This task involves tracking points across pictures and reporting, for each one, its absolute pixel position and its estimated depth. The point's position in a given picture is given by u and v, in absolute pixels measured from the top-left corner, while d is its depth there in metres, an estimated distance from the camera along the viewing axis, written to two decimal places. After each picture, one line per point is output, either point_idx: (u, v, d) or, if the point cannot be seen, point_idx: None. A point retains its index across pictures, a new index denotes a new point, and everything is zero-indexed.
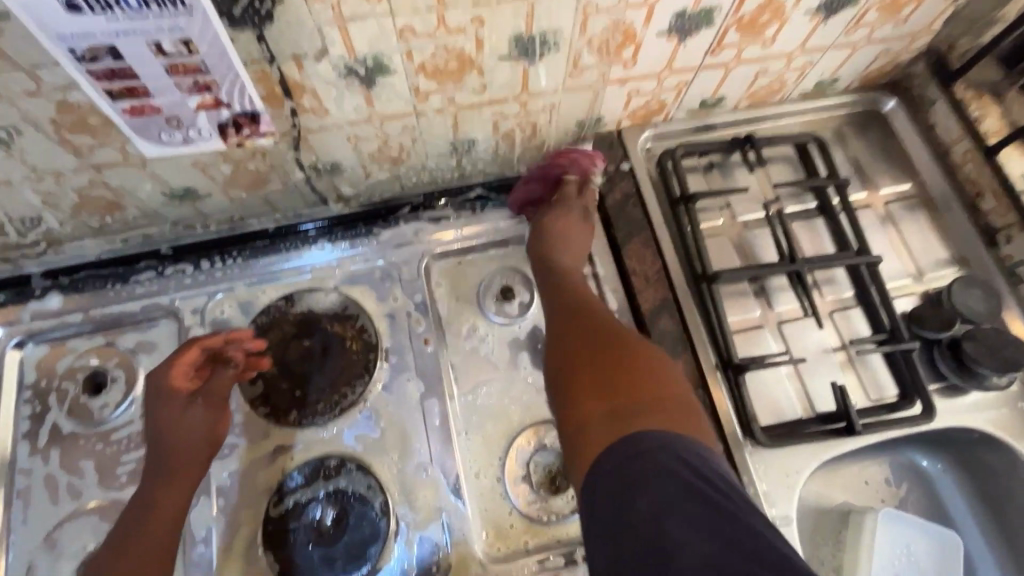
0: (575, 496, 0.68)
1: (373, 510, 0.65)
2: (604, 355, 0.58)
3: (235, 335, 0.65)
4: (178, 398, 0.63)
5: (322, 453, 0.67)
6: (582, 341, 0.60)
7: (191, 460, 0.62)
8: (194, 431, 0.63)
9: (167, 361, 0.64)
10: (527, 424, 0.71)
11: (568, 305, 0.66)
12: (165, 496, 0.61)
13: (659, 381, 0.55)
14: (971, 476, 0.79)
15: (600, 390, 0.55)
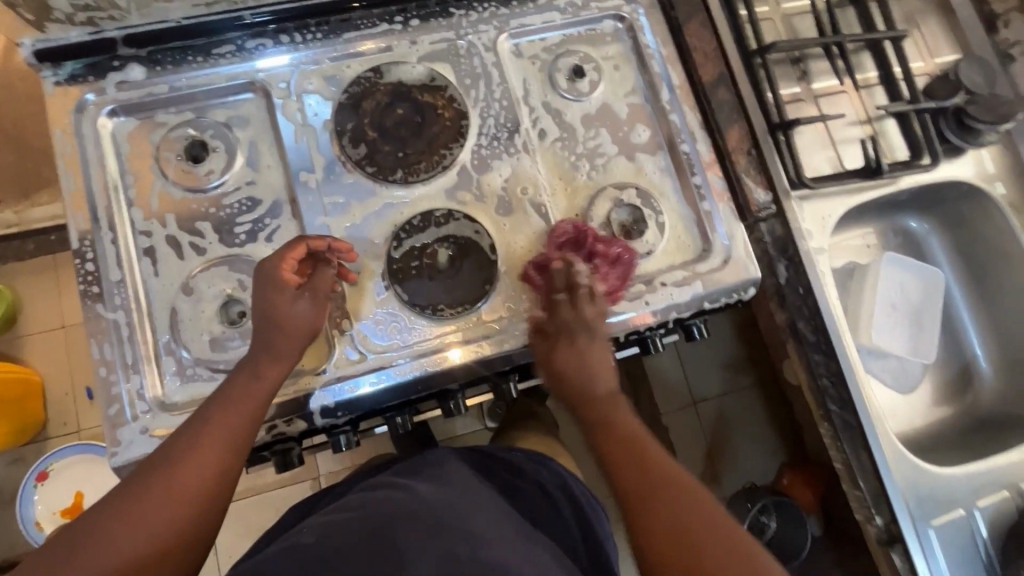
0: (650, 241, 0.79)
1: (482, 252, 0.73)
2: (672, 516, 0.56)
3: (340, 244, 0.68)
4: (288, 290, 0.65)
5: (430, 207, 0.74)
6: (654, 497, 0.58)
7: (291, 347, 0.64)
8: (300, 323, 0.65)
9: (278, 252, 0.66)
10: (605, 184, 0.80)
11: (618, 435, 0.65)
12: (262, 383, 0.63)
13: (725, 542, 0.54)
14: (949, 228, 0.95)
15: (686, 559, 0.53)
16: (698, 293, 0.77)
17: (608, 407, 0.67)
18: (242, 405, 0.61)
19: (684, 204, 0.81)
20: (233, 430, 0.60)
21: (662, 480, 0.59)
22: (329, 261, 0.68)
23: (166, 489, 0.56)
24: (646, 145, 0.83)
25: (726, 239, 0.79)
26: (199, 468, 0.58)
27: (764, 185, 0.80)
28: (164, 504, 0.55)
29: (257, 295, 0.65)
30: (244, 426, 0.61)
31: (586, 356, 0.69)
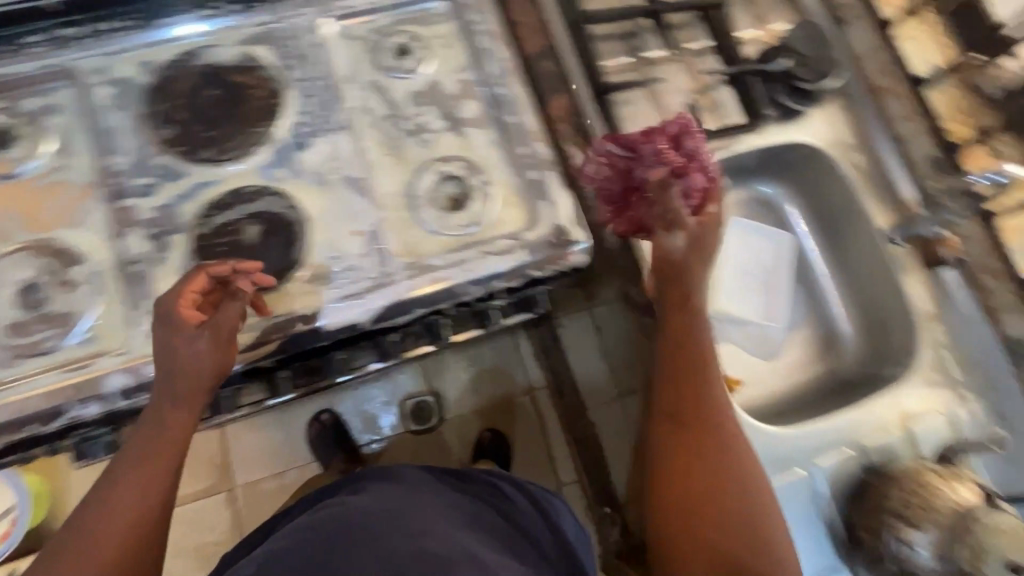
0: (475, 212, 0.79)
1: (293, 225, 0.73)
2: (702, 479, 0.61)
3: (241, 264, 0.65)
4: (189, 327, 0.61)
5: (241, 184, 0.74)
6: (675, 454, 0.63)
7: (191, 390, 0.63)
8: (197, 362, 0.62)
9: (173, 288, 0.63)
10: (431, 157, 0.81)
11: (686, 386, 0.64)
12: (175, 425, 0.63)
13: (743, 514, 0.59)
14: (804, 191, 0.94)
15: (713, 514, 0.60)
16: (523, 259, 0.77)
17: (691, 295, 0.65)
18: (158, 444, 0.62)
19: (513, 174, 0.81)
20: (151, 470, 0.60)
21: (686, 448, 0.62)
22: (236, 293, 0.64)
23: (118, 518, 0.58)
24: (477, 119, 0.83)
25: (553, 207, 0.79)
26: (115, 516, 0.58)
27: (589, 152, 0.80)
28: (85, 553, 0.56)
29: (159, 331, 0.62)
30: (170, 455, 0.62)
31: (716, 244, 0.65)
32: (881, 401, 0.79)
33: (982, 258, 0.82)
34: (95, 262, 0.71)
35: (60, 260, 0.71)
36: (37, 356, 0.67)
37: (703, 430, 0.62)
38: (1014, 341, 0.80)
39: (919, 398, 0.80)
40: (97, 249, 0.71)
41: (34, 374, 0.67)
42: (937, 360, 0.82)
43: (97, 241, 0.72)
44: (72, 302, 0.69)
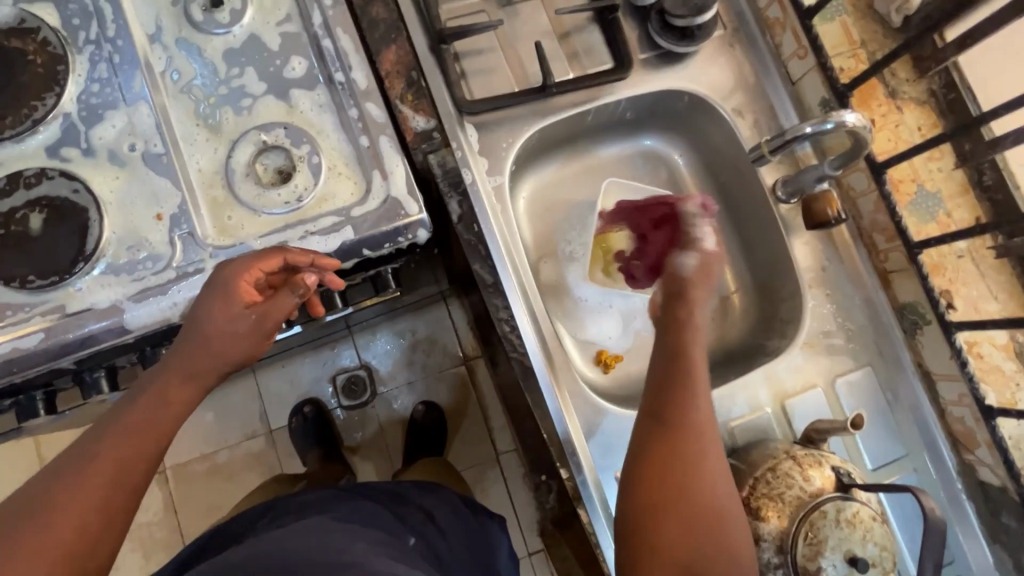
0: (300, 186, 0.71)
1: (83, 212, 0.66)
2: (689, 472, 0.49)
3: (320, 258, 0.64)
4: (235, 305, 0.60)
5: (23, 167, 0.66)
6: (678, 451, 0.49)
7: (207, 367, 0.59)
8: (231, 339, 0.60)
9: (248, 259, 0.62)
10: (252, 126, 0.72)
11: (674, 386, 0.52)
12: (171, 406, 0.58)
13: (724, 517, 0.48)
14: (693, 145, 0.86)
15: (674, 519, 0.47)
16: (351, 238, 0.69)
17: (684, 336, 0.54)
18: (136, 441, 0.54)
19: (344, 141, 0.72)
20: (119, 471, 0.53)
21: (704, 444, 0.50)
22: (296, 286, 0.62)
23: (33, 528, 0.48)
24: (303, 78, 0.73)
25: (386, 178, 0.70)
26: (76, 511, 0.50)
27: (424, 111, 0.71)
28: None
29: (200, 299, 0.61)
30: (147, 449, 0.55)
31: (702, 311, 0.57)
32: (754, 377, 0.72)
33: (872, 216, 0.73)
34: None
35: None
36: None
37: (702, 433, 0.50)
38: (905, 306, 0.73)
39: (799, 371, 0.73)
40: None
41: None
42: (823, 330, 0.74)
43: None
44: None
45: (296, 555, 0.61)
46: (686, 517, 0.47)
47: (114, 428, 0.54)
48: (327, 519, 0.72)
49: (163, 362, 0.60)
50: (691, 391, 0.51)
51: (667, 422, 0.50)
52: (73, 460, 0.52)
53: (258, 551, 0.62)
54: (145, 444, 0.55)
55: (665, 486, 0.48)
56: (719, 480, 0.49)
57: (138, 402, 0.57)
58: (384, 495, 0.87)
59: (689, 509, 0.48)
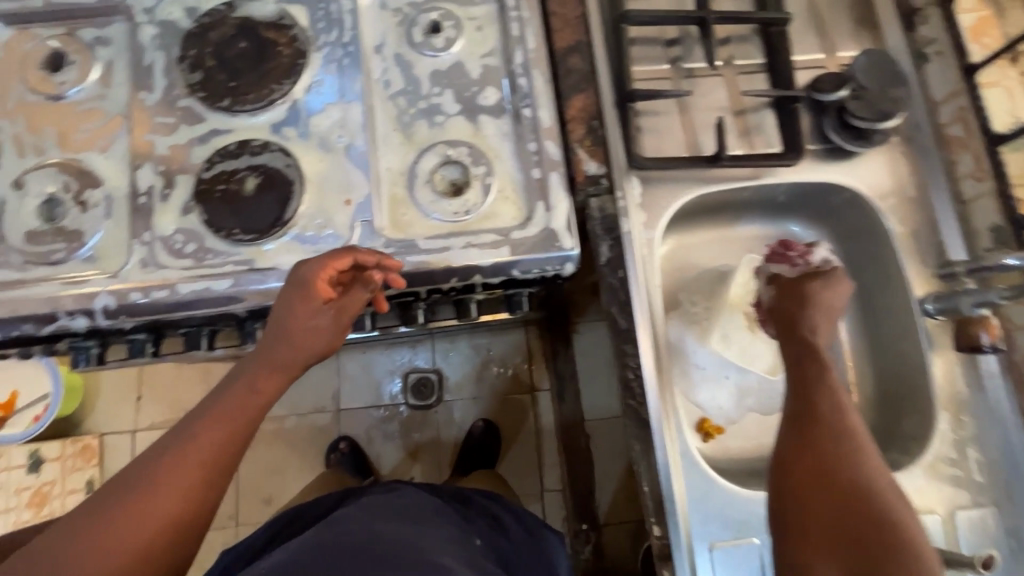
0: (470, 201, 0.77)
1: (289, 184, 0.74)
2: (827, 471, 0.56)
3: (386, 263, 0.69)
4: (313, 302, 0.65)
5: (251, 137, 0.76)
6: (824, 476, 0.56)
7: (291, 357, 0.65)
8: (315, 331, 0.66)
9: (320, 261, 0.66)
10: (441, 140, 0.79)
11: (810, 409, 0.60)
12: (261, 392, 0.64)
13: (879, 532, 0.52)
14: (838, 240, 0.86)
15: (830, 535, 0.54)
16: (507, 257, 0.74)
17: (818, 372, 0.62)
18: (226, 426, 0.61)
19: (517, 168, 0.78)
20: (212, 448, 0.59)
21: (852, 463, 0.56)
22: (368, 282, 0.69)
23: (146, 498, 0.56)
24: (493, 107, 0.80)
25: (549, 210, 0.76)
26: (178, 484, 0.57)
27: (598, 157, 0.76)
28: (116, 529, 0.54)
29: (281, 295, 0.66)
30: (237, 430, 0.62)
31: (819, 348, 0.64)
32: None
33: None
34: (109, 188, 0.76)
35: (80, 180, 0.76)
36: (46, 265, 0.73)
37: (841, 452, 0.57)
38: None
39: (918, 492, 0.70)
40: (113, 176, 0.76)
41: (34, 280, 0.72)
42: (953, 457, 0.71)
43: (116, 170, 0.76)
44: (83, 221, 0.75)
45: (383, 543, 0.67)
46: (836, 529, 0.53)
47: (206, 413, 0.61)
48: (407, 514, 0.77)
49: (244, 358, 0.66)
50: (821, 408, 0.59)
51: (808, 434, 0.59)
52: (169, 444, 0.59)
53: (373, 539, 0.67)
54: (232, 430, 0.61)
55: (816, 504, 0.55)
56: (872, 499, 0.54)
57: (227, 391, 0.63)
58: (450, 496, 0.94)
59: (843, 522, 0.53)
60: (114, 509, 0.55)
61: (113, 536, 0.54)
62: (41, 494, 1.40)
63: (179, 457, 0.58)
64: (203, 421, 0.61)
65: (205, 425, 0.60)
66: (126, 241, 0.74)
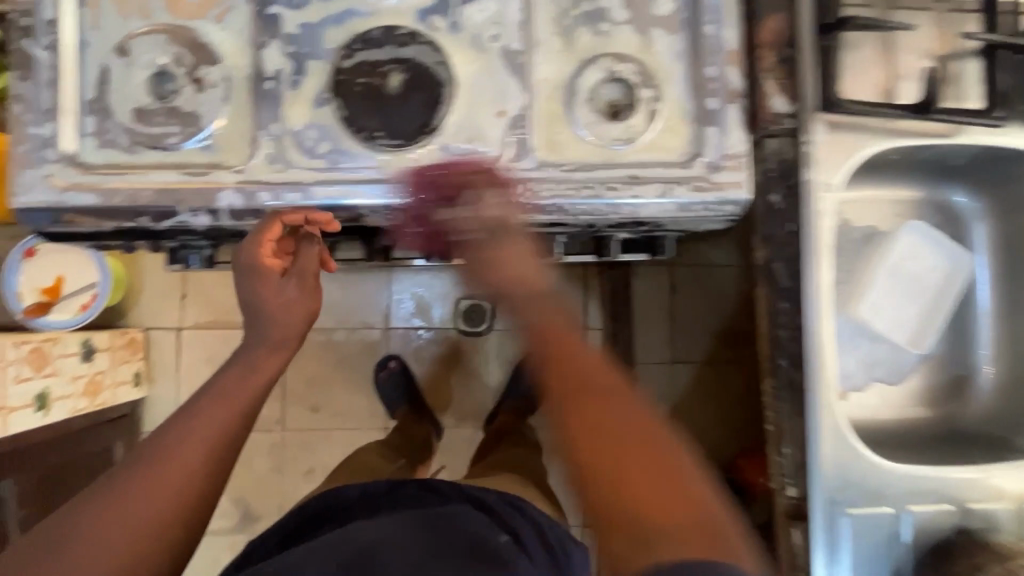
0: (634, 127, 0.69)
1: (439, 86, 0.65)
2: (637, 456, 0.46)
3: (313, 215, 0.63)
4: (274, 275, 0.67)
5: (396, 23, 0.66)
6: (620, 415, 0.48)
7: (278, 332, 0.68)
8: (288, 307, 0.68)
9: (255, 231, 0.65)
10: (605, 52, 0.69)
11: (565, 375, 0.49)
12: (261, 371, 0.67)
13: (678, 474, 0.45)
14: (997, 213, 0.82)
15: (635, 492, 0.44)
16: (674, 199, 0.68)
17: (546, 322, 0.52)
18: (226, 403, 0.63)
19: (689, 97, 0.69)
20: (211, 427, 0.61)
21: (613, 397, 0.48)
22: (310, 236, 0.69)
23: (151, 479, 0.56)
24: (667, 19, 0.70)
25: (722, 149, 0.68)
26: (182, 460, 0.58)
27: (787, 93, 0.67)
28: (123, 514, 0.54)
29: (239, 273, 0.68)
30: (236, 409, 0.63)
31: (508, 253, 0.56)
32: (1008, 470, 0.70)
33: None
34: (228, 68, 0.66)
35: (194, 53, 0.66)
36: (159, 151, 0.65)
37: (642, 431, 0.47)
38: None
39: None
40: (232, 54, 0.66)
41: (149, 167, 0.65)
42: None
43: (235, 46, 0.66)
44: (199, 103, 0.65)
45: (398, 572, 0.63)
46: (663, 488, 0.44)
47: (203, 402, 0.63)
48: (424, 516, 0.75)
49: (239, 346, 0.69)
50: (580, 377, 0.49)
51: (587, 405, 0.48)
52: (168, 430, 0.60)
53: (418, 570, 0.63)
54: (228, 408, 0.63)
55: (625, 460, 0.45)
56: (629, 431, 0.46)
57: (224, 377, 0.65)
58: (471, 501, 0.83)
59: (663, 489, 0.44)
60: (117, 494, 0.55)
61: (115, 520, 0.53)
62: (94, 382, 1.35)
63: (180, 441, 0.59)
64: (199, 409, 0.63)
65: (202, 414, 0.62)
66: (249, 132, 0.66)
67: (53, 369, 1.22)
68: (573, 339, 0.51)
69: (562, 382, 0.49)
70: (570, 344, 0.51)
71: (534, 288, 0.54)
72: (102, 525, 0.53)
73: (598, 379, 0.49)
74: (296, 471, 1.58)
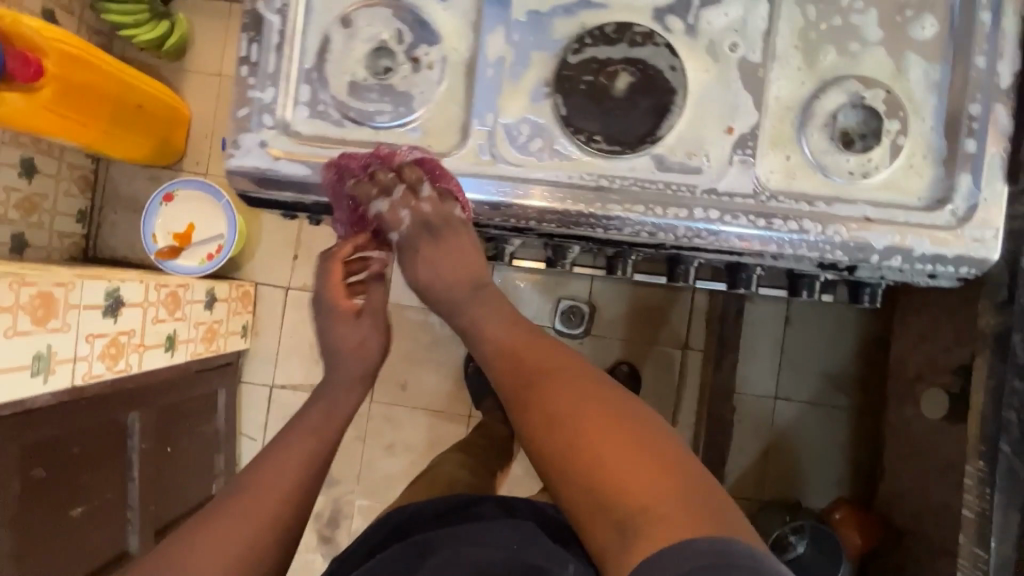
0: (873, 162, 0.62)
1: (668, 93, 0.60)
2: (613, 430, 0.51)
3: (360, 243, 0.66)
4: (348, 317, 0.69)
5: (631, 20, 0.61)
6: (573, 397, 0.54)
7: (351, 366, 0.69)
8: (360, 347, 0.69)
9: (320, 275, 0.68)
10: (852, 73, 0.62)
11: (521, 367, 0.57)
12: (337, 411, 0.68)
13: (667, 455, 0.50)
14: None
15: (624, 483, 0.49)
16: (909, 249, 0.61)
17: (547, 372, 0.56)
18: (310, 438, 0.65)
19: (940, 135, 0.62)
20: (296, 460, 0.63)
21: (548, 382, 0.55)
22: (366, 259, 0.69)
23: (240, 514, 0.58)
24: (928, 45, 0.62)
25: (973, 200, 0.61)
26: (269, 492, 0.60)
27: None
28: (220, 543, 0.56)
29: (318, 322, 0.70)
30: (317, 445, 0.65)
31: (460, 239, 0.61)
32: None
33: None
34: (447, 49, 0.63)
35: (416, 31, 0.63)
36: (369, 128, 0.64)
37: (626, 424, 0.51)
38: None
39: None
40: (452, 36, 0.63)
41: (358, 144, 0.64)
42: None
43: (457, 27, 0.63)
44: (414, 83, 0.63)
45: None
46: (627, 460, 0.49)
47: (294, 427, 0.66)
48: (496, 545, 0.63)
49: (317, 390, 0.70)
50: (540, 371, 0.56)
51: (567, 398, 0.54)
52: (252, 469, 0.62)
53: None
54: (311, 443, 0.64)
55: (597, 440, 0.50)
56: (632, 432, 0.51)
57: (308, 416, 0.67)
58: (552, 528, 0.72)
59: (638, 478, 0.48)
60: (212, 520, 0.58)
61: (221, 545, 0.56)
62: (211, 329, 1.39)
63: (271, 471, 0.62)
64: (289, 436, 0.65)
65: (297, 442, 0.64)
66: (461, 119, 0.63)
67: (183, 314, 1.27)
68: (553, 348, 0.58)
69: (521, 393, 0.56)
70: (560, 354, 0.57)
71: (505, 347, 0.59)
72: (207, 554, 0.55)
73: (541, 360, 0.57)
74: (378, 443, 1.60)
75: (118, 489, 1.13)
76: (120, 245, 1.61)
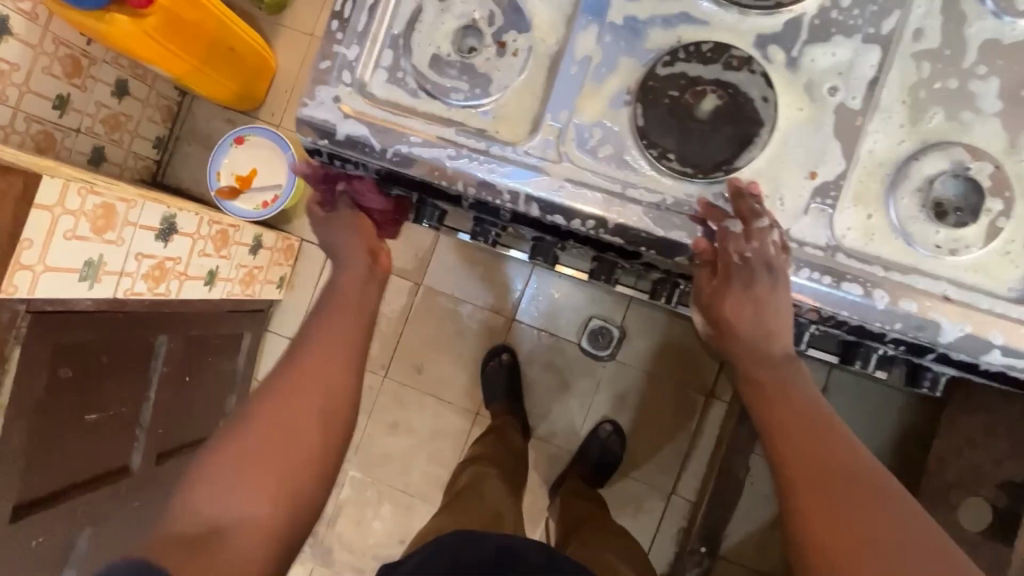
0: (966, 241, 0.56)
1: (755, 123, 0.57)
2: (865, 509, 0.50)
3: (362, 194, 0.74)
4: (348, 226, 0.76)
5: (730, 42, 0.58)
6: (816, 459, 0.54)
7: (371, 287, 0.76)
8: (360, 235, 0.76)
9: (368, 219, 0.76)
10: (962, 141, 0.57)
11: (817, 456, 0.54)
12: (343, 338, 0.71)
13: (857, 464, 0.53)
14: None
15: (829, 527, 0.50)
16: (987, 343, 0.55)
17: (792, 425, 0.56)
18: (323, 372, 0.68)
19: None
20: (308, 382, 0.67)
21: (830, 433, 0.56)
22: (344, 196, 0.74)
23: (273, 438, 0.64)
24: None
25: None
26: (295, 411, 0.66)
27: None
28: (252, 452, 0.63)
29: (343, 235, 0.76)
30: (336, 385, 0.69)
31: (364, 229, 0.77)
32: None
33: None
34: (535, 39, 0.62)
35: (508, 16, 0.62)
36: (440, 103, 0.63)
37: (872, 490, 0.51)
38: None
39: None
40: (543, 28, 0.62)
41: (425, 116, 0.63)
42: None
43: (550, 20, 0.62)
44: (496, 67, 0.62)
45: None
46: (833, 480, 0.52)
47: (320, 335, 0.70)
48: None
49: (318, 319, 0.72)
50: (791, 433, 0.56)
51: (823, 454, 0.54)
52: (290, 369, 0.68)
53: None
54: (322, 378, 0.68)
55: (832, 469, 0.53)
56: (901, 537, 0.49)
57: (315, 350, 0.69)
58: None
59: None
60: (249, 444, 0.63)
61: (258, 469, 0.62)
62: (250, 274, 1.43)
63: (300, 385, 0.67)
64: (315, 354, 0.69)
65: (320, 355, 0.69)
66: (534, 112, 0.61)
67: (228, 253, 1.30)
68: (849, 453, 0.54)
69: (813, 490, 0.53)
70: (836, 443, 0.55)
71: (781, 420, 0.57)
72: (255, 470, 0.62)
73: (816, 444, 0.55)
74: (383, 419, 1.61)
75: (133, 406, 1.16)
76: (186, 177, 1.68)
